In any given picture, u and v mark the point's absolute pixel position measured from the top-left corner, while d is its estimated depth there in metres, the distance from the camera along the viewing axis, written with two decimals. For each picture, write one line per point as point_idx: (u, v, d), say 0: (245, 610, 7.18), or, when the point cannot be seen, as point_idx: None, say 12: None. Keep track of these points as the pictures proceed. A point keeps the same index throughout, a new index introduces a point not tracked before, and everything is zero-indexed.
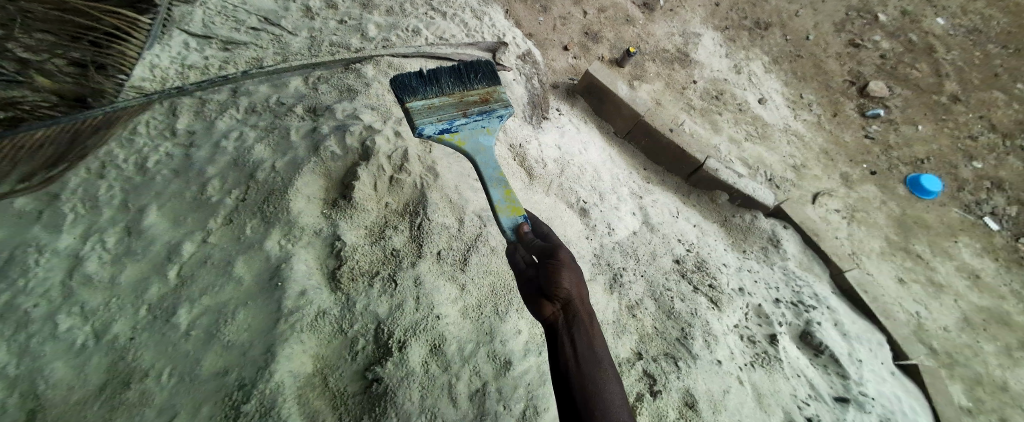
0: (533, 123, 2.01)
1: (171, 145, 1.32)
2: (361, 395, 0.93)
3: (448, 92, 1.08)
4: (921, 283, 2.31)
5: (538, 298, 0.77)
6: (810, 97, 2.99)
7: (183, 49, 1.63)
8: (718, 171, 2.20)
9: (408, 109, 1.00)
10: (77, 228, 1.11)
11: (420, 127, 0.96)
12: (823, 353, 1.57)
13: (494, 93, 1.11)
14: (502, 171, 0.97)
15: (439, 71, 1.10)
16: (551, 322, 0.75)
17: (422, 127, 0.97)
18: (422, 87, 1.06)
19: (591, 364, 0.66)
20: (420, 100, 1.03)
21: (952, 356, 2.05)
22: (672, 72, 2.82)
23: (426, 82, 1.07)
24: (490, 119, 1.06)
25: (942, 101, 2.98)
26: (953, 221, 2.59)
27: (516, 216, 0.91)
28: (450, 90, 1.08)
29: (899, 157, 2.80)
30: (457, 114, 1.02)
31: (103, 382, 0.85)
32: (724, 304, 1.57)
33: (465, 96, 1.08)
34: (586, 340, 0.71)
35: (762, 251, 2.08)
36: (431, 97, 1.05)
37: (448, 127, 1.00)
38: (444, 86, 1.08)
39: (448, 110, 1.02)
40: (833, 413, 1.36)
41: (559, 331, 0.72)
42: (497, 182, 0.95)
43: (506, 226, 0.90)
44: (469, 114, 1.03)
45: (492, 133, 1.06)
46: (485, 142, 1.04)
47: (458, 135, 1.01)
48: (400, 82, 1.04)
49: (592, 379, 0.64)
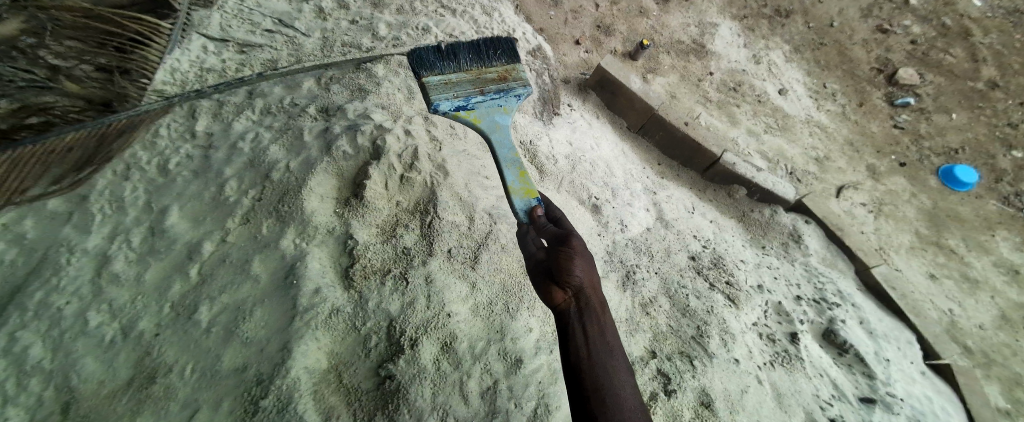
0: (544, 119, 2.00)
1: (191, 146, 1.36)
2: (374, 392, 0.95)
3: (465, 68, 1.08)
4: (954, 279, 2.19)
5: (549, 284, 0.77)
6: (834, 87, 2.87)
7: (202, 53, 1.67)
8: (735, 165, 2.13)
9: (425, 84, 1.01)
10: (104, 228, 1.15)
11: (437, 102, 0.98)
12: (847, 352, 1.51)
13: (511, 72, 1.10)
14: (517, 152, 0.97)
15: (457, 47, 1.10)
16: (561, 308, 0.75)
17: (438, 103, 0.98)
18: (440, 63, 1.06)
19: (602, 352, 0.66)
20: (437, 76, 1.04)
21: (990, 355, 1.95)
22: (688, 64, 2.75)
23: (443, 57, 1.07)
24: (506, 99, 1.05)
25: (978, 88, 2.81)
26: (989, 213, 2.45)
27: (529, 198, 0.90)
28: (468, 66, 1.08)
29: (931, 148, 2.66)
30: (473, 91, 1.03)
31: (130, 376, 0.89)
32: (742, 301, 1.53)
33: (482, 73, 1.08)
34: (597, 328, 0.70)
35: (782, 246, 2.01)
36: (448, 73, 1.06)
37: (464, 104, 1.00)
38: (462, 62, 1.08)
39: (465, 87, 1.03)
40: (858, 414, 1.31)
41: (570, 317, 0.72)
42: (511, 162, 0.95)
43: (518, 208, 0.89)
44: (485, 92, 1.04)
45: (508, 113, 1.05)
46: (501, 120, 1.03)
47: (474, 112, 1.01)
48: (418, 57, 1.05)
49: (603, 367, 0.63)
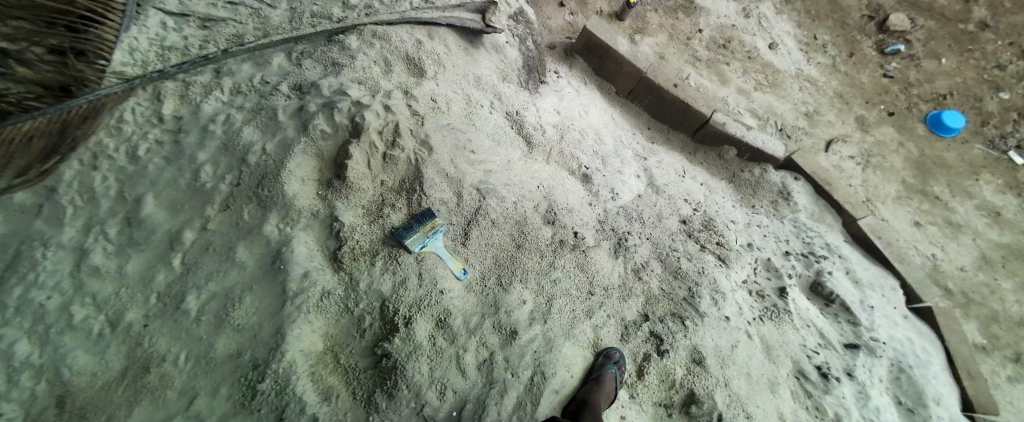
0: (530, 88, 1.95)
1: (160, 131, 1.28)
2: (372, 369, 0.97)
3: (430, 175, 1.28)
4: (938, 224, 2.24)
5: None
6: (824, 38, 2.80)
7: (161, 30, 1.53)
8: (725, 125, 2.09)
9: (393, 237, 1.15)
10: (78, 221, 1.11)
11: (413, 248, 1.12)
12: (834, 302, 1.56)
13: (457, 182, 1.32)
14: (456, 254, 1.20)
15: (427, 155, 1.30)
16: None
17: (411, 246, 1.12)
18: (411, 193, 1.25)
19: None
20: (401, 214, 1.21)
21: (968, 296, 2.04)
22: (676, 22, 2.64)
23: (411, 189, 1.25)
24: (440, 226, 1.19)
25: (968, 30, 2.75)
26: (975, 158, 2.47)
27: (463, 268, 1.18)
28: (430, 161, 1.30)
29: (919, 95, 2.64)
30: (427, 232, 1.16)
31: (124, 367, 0.91)
32: (732, 259, 1.56)
33: (448, 177, 1.32)
34: None
35: (772, 205, 2.03)
36: (412, 199, 1.24)
37: (426, 243, 1.15)
38: (426, 179, 1.27)
39: (422, 229, 1.15)
40: (842, 359, 1.38)
41: None
42: (452, 259, 1.18)
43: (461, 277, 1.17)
44: (433, 230, 1.17)
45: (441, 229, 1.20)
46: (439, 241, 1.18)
47: (431, 247, 1.16)
48: (387, 203, 1.22)
49: None
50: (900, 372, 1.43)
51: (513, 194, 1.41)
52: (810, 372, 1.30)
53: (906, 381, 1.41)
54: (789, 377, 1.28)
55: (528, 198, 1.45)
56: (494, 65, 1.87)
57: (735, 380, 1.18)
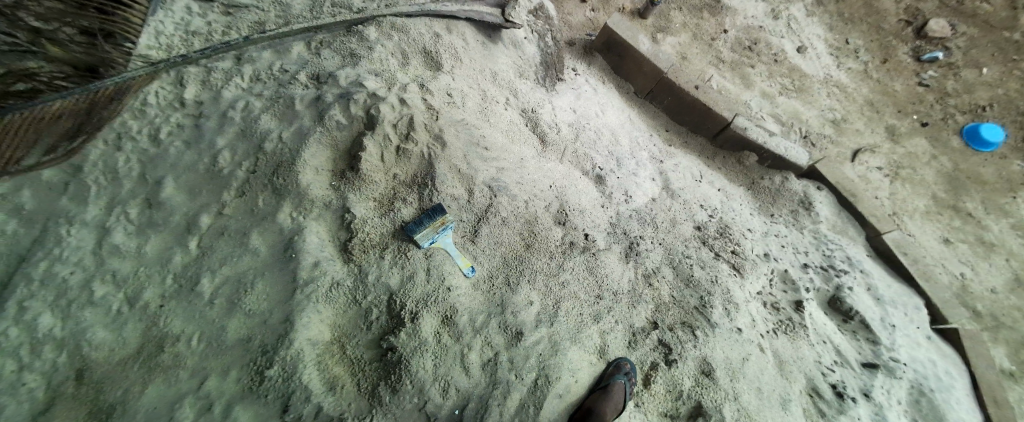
0: (546, 85, 1.92)
1: (181, 115, 1.30)
2: (377, 362, 0.98)
3: (442, 171, 1.27)
4: (969, 242, 2.14)
5: None
6: (857, 42, 2.68)
7: (186, 14, 1.55)
8: (746, 130, 2.02)
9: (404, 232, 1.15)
10: (101, 199, 1.14)
11: (422, 243, 1.12)
12: (852, 319, 1.51)
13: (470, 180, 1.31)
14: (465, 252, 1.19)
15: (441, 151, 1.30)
16: None
17: (420, 241, 1.12)
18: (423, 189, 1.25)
19: None
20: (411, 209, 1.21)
21: (998, 319, 1.95)
22: (700, 21, 2.57)
23: (424, 184, 1.25)
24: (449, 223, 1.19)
25: (1015, 38, 2.59)
26: (1014, 174, 2.33)
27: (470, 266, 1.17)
28: (443, 155, 1.29)
29: (956, 105, 2.50)
30: (436, 228, 1.15)
31: (139, 345, 0.94)
32: (747, 269, 1.52)
33: (461, 173, 1.31)
34: None
35: (792, 214, 1.95)
36: (423, 195, 1.24)
37: (435, 239, 1.15)
38: (438, 174, 1.26)
39: (431, 224, 1.15)
40: (859, 379, 1.33)
41: None
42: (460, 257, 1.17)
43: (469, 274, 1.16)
44: (442, 226, 1.16)
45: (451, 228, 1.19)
46: (449, 238, 1.18)
47: (440, 243, 1.16)
48: (398, 197, 1.22)
49: None
50: (920, 395, 1.37)
51: (525, 193, 1.39)
52: (824, 390, 1.26)
53: (927, 404, 1.36)
54: (802, 394, 1.24)
55: (540, 197, 1.43)
56: (511, 61, 1.85)
57: (745, 395, 1.15)
